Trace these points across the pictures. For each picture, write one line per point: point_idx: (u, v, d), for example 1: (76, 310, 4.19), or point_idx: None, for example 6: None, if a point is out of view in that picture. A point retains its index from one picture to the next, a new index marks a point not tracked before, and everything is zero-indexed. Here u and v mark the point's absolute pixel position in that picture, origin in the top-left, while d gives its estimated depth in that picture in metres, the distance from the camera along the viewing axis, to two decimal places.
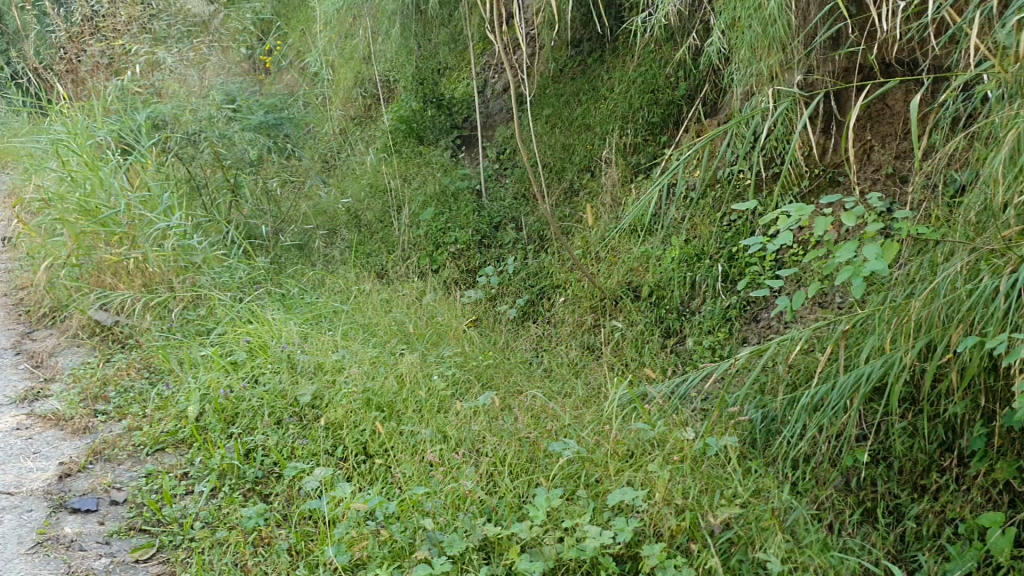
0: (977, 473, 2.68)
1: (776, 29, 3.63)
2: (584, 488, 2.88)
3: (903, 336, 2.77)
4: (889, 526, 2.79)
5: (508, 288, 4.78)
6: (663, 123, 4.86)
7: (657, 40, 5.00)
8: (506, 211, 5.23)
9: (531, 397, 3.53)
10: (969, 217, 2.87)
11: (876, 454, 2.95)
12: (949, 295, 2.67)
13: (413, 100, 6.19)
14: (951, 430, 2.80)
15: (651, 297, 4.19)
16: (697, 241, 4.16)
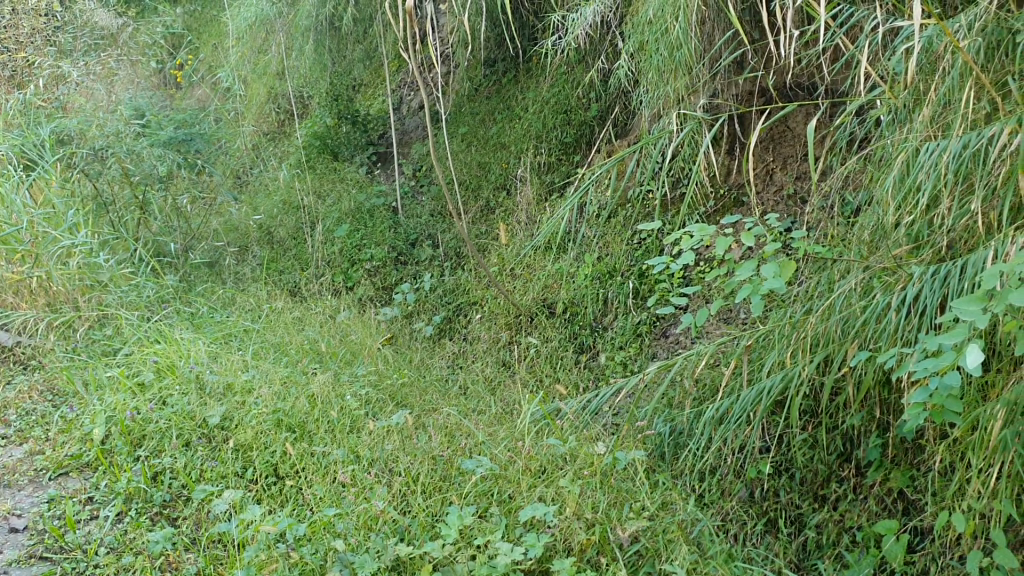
0: (873, 482, 2.80)
1: (682, 53, 3.76)
2: (497, 505, 2.91)
3: (802, 351, 2.88)
4: (791, 535, 2.89)
5: (424, 305, 4.78)
6: (576, 143, 4.95)
7: (569, 61, 5.09)
8: (422, 228, 5.25)
9: (445, 415, 3.54)
10: (861, 236, 3.01)
11: (778, 465, 3.04)
12: (845, 312, 2.79)
13: (327, 116, 6.17)
14: (848, 442, 2.91)
15: (565, 314, 4.25)
16: (608, 259, 4.24)
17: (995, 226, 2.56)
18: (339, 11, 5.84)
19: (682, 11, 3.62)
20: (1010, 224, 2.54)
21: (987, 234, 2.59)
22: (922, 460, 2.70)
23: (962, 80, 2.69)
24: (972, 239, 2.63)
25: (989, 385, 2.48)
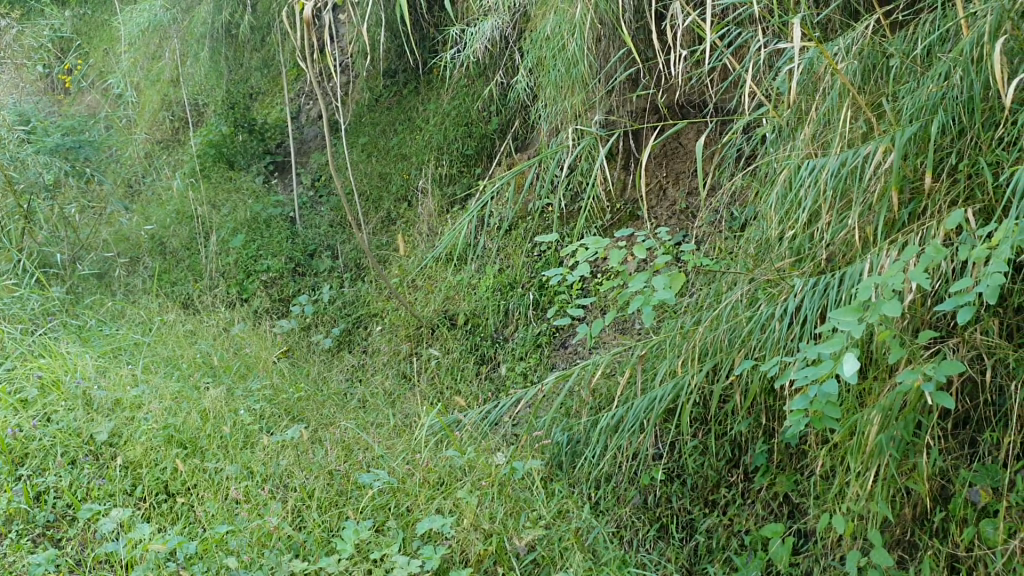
0: (760, 487, 2.90)
1: (578, 69, 3.86)
2: (394, 519, 2.91)
3: (693, 360, 2.97)
4: (683, 540, 2.97)
5: (323, 317, 4.70)
6: (477, 155, 4.98)
7: (469, 75, 5.11)
8: (321, 238, 5.20)
9: (342, 429, 3.51)
10: (748, 249, 3.13)
11: (670, 471, 3.11)
12: (732, 322, 2.90)
13: (224, 124, 6.07)
14: (736, 448, 3.01)
15: (466, 325, 4.25)
16: (509, 271, 4.29)
17: (870, 240, 2.72)
18: (235, 18, 5.82)
19: (578, 29, 3.74)
20: (883, 238, 2.69)
21: (863, 248, 2.74)
22: (805, 465, 2.81)
23: (841, 100, 2.85)
24: (850, 252, 2.78)
25: (866, 392, 2.61)
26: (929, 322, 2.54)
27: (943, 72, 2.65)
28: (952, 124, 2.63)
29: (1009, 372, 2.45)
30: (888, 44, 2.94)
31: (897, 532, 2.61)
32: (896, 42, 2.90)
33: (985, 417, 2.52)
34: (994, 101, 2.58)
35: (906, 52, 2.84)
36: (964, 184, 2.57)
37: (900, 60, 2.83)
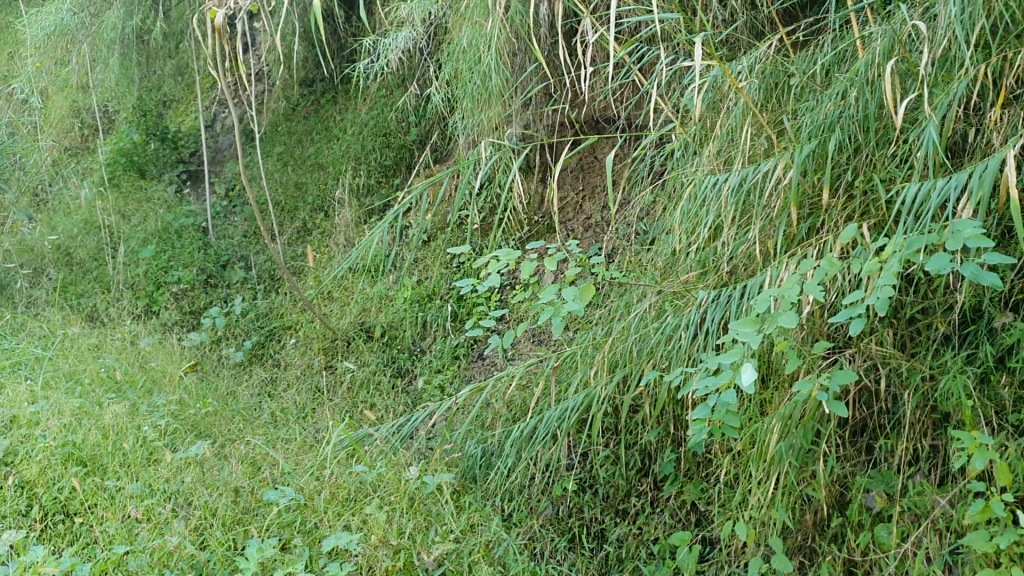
0: (669, 496, 2.94)
1: (494, 83, 3.89)
2: (300, 536, 2.88)
3: (603, 372, 3.01)
4: (593, 550, 2.97)
5: (235, 329, 4.62)
6: (396, 165, 4.95)
7: (388, 85, 5.11)
8: (235, 249, 5.13)
9: (249, 445, 3.45)
10: (657, 262, 3.20)
11: (582, 481, 3.13)
12: (641, 333, 2.95)
13: (135, 133, 5.99)
14: (646, 457, 3.06)
15: (383, 337, 4.19)
16: (428, 282, 4.26)
17: (771, 254, 2.80)
18: (147, 24, 5.55)
19: (494, 43, 3.77)
20: (784, 252, 2.77)
21: (764, 261, 2.82)
22: (711, 473, 2.87)
23: (744, 118, 2.97)
24: (752, 266, 2.85)
25: (767, 402, 2.69)
26: (827, 333, 2.62)
27: (840, 91, 2.76)
28: (849, 141, 2.73)
29: (902, 381, 2.55)
30: (789, 63, 3.04)
31: (799, 539, 2.63)
32: (797, 62, 3.00)
33: (880, 425, 2.60)
34: (887, 120, 2.69)
35: (806, 71, 2.94)
36: (860, 200, 2.67)
37: (801, 79, 2.94)
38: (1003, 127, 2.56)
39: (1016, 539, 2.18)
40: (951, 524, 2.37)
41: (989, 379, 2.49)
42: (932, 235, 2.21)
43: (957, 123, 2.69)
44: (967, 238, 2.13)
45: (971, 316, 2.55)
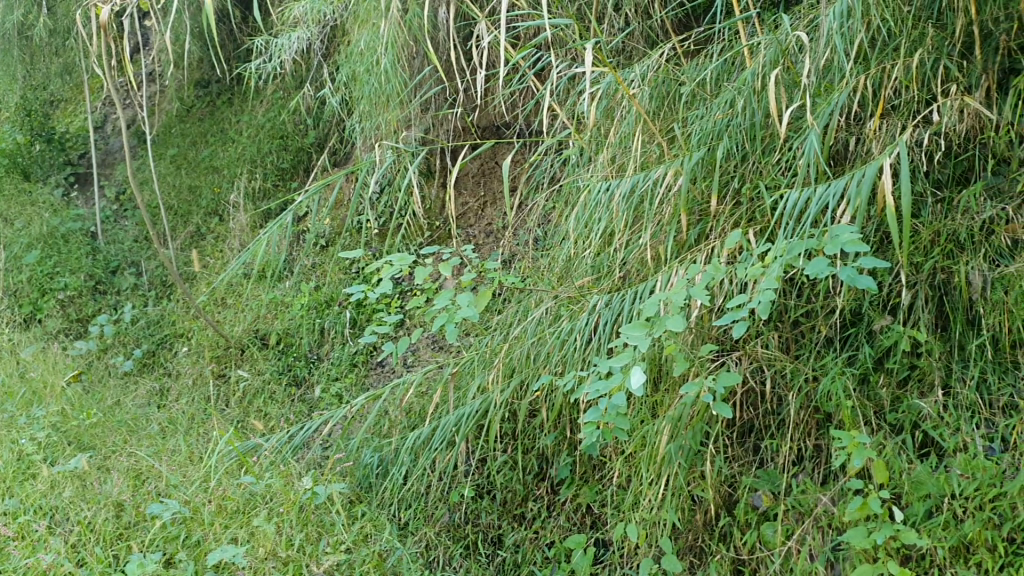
0: (565, 499, 2.94)
1: (392, 86, 3.85)
2: (185, 551, 2.82)
3: (499, 378, 3.01)
4: (489, 556, 2.95)
5: (124, 338, 4.47)
6: (293, 169, 4.87)
7: (285, 87, 5.02)
8: (125, 254, 4.96)
9: (134, 457, 3.34)
10: (554, 268, 3.22)
11: (480, 487, 3.11)
12: (537, 338, 2.96)
13: (18, 133, 5.75)
14: (543, 462, 3.05)
15: (279, 345, 4.10)
16: (326, 288, 4.17)
17: (662, 259, 2.84)
18: (29, 20, 5.38)
19: (390, 46, 3.74)
20: (674, 258, 2.83)
21: (656, 266, 2.87)
22: (605, 475, 2.89)
23: (636, 126, 3.02)
24: (644, 271, 2.89)
25: (658, 404, 2.76)
26: (715, 336, 2.71)
27: (728, 100, 2.82)
28: (736, 149, 2.80)
29: (787, 382, 2.64)
30: (681, 72, 3.09)
31: (689, 539, 2.67)
32: (688, 71, 3.05)
33: (766, 426, 2.68)
34: (773, 128, 2.77)
35: (696, 80, 3.00)
36: (747, 207, 2.74)
37: (691, 88, 2.99)
38: (882, 136, 2.66)
39: (892, 533, 2.29)
40: (832, 521, 2.43)
41: (867, 380, 2.59)
42: (811, 241, 2.28)
43: (838, 131, 2.78)
44: (844, 243, 2.19)
45: (850, 320, 2.65)
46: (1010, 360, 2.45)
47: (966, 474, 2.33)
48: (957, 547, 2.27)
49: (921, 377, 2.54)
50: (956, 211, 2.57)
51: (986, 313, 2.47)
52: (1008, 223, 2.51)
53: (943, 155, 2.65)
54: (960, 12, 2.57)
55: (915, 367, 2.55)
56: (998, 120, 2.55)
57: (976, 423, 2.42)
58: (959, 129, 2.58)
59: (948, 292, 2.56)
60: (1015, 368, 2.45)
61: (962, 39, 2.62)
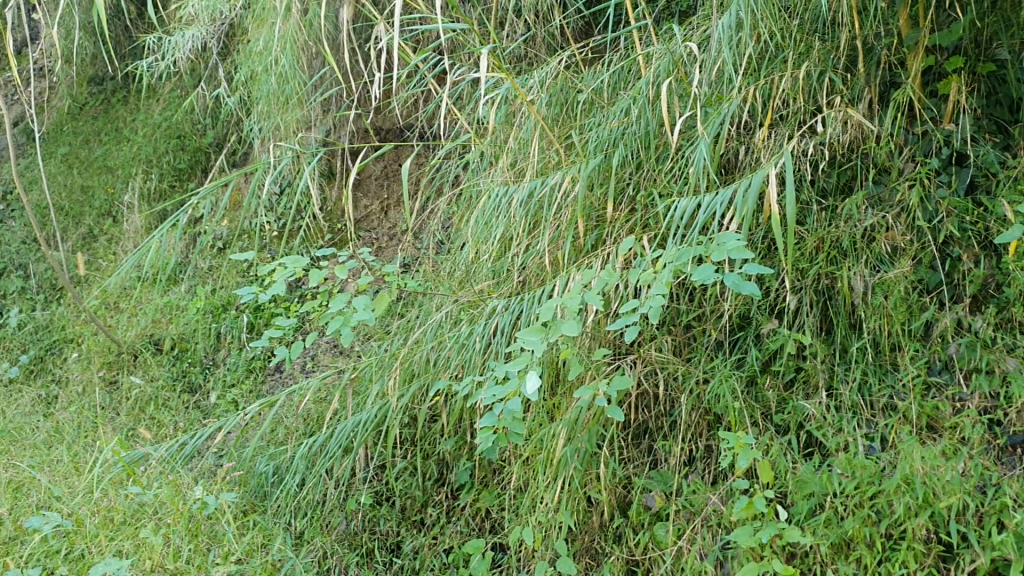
0: (464, 504, 2.94)
1: (291, 87, 3.79)
2: (66, 565, 2.81)
3: (398, 383, 2.98)
4: (387, 564, 2.93)
5: (9, 343, 4.30)
6: (191, 169, 4.74)
7: (183, 85, 4.92)
8: (12, 256, 4.76)
9: (13, 469, 3.31)
10: (455, 272, 3.21)
11: (379, 494, 3.06)
12: (436, 342, 2.96)
13: None
14: (443, 467, 3.03)
15: (173, 350, 4.00)
16: (222, 292, 4.09)
17: (560, 264, 2.87)
18: None
19: (289, 45, 3.69)
20: (572, 263, 2.86)
21: (554, 271, 2.89)
22: (503, 480, 2.90)
23: (534, 132, 3.06)
24: (542, 276, 2.92)
25: (555, 408, 2.79)
26: (611, 340, 2.76)
27: (624, 108, 2.89)
28: (632, 156, 2.86)
29: (679, 385, 2.71)
30: (579, 80, 3.13)
31: (585, 540, 2.69)
32: (586, 79, 3.10)
33: (660, 428, 2.73)
34: (666, 138, 2.83)
35: (594, 87, 3.04)
36: (642, 214, 2.80)
37: (589, 95, 3.04)
38: (770, 145, 2.74)
39: (777, 531, 2.36)
40: (722, 520, 2.50)
41: (755, 382, 2.67)
42: (700, 247, 2.33)
43: (729, 141, 2.85)
44: (731, 250, 2.24)
45: (739, 324, 2.73)
46: (889, 362, 2.56)
47: (847, 473, 2.42)
48: (839, 543, 2.34)
49: (806, 380, 2.62)
50: (840, 219, 2.67)
51: (867, 318, 2.58)
52: (888, 231, 2.61)
53: (828, 164, 2.74)
54: (844, 27, 2.67)
55: (801, 369, 2.64)
56: (878, 132, 2.66)
57: (858, 423, 2.52)
58: (843, 139, 2.67)
59: (832, 296, 2.65)
60: (894, 369, 2.55)
61: (846, 53, 2.73)
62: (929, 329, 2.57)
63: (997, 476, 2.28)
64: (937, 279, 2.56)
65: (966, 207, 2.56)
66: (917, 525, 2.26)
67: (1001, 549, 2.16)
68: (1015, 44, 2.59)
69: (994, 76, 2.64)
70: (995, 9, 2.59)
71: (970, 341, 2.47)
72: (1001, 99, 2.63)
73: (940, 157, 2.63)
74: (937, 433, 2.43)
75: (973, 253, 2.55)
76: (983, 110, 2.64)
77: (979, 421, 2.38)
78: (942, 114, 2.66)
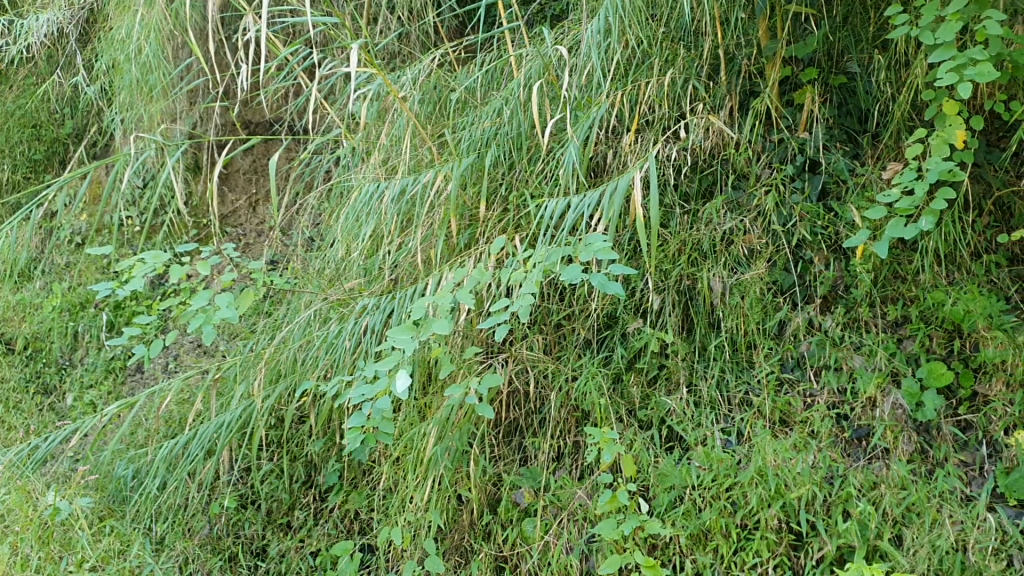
0: (333, 506, 2.91)
1: (156, 77, 3.67)
2: None
3: (266, 383, 2.92)
4: (251, 568, 2.87)
5: None
6: (47, 161, 4.51)
7: (37, 71, 4.57)
8: None
9: None
10: (324, 270, 3.17)
11: (244, 497, 3.00)
12: (304, 341, 2.91)
13: None
14: (311, 469, 2.99)
15: (26, 350, 3.81)
16: (80, 289, 3.91)
17: (432, 262, 2.88)
18: None
19: (153, 34, 3.57)
20: (443, 261, 2.87)
21: (426, 270, 2.90)
22: (372, 480, 2.88)
23: (407, 130, 3.06)
24: (415, 274, 2.91)
25: (426, 407, 2.80)
26: (482, 339, 2.78)
27: (496, 109, 2.92)
28: (504, 157, 2.89)
29: (548, 382, 2.75)
30: (452, 78, 3.15)
31: (455, 539, 2.70)
32: (459, 78, 3.11)
33: (529, 425, 2.77)
34: (537, 139, 2.88)
35: (466, 86, 3.07)
36: (514, 213, 2.83)
37: (461, 95, 3.06)
38: (636, 150, 2.82)
39: (638, 524, 2.42)
40: (587, 514, 2.55)
41: (621, 379, 2.74)
42: (568, 247, 2.36)
43: (598, 144, 2.91)
44: (597, 250, 2.29)
45: (606, 323, 2.80)
46: (745, 359, 2.67)
47: (704, 466, 2.51)
48: (697, 534, 2.42)
49: (669, 376, 2.71)
50: (701, 222, 2.77)
51: (726, 317, 2.68)
52: (745, 234, 2.73)
53: (691, 169, 2.83)
54: (708, 36, 2.77)
55: (663, 366, 2.72)
56: (738, 138, 2.77)
57: (716, 418, 2.61)
58: (704, 145, 2.80)
59: (693, 297, 2.74)
60: (750, 366, 2.66)
61: (709, 61, 2.83)
62: (783, 328, 2.69)
63: (844, 467, 2.43)
64: (790, 280, 2.69)
65: (818, 213, 2.69)
66: (769, 515, 2.37)
67: (846, 537, 2.31)
68: (864, 58, 2.75)
69: (845, 88, 2.79)
70: (846, 24, 2.75)
71: (820, 339, 2.61)
72: (851, 110, 2.79)
73: (794, 163, 2.76)
74: (789, 426, 2.54)
75: (823, 256, 2.69)
76: (835, 121, 2.78)
77: (828, 415, 2.51)
78: (797, 123, 2.79)
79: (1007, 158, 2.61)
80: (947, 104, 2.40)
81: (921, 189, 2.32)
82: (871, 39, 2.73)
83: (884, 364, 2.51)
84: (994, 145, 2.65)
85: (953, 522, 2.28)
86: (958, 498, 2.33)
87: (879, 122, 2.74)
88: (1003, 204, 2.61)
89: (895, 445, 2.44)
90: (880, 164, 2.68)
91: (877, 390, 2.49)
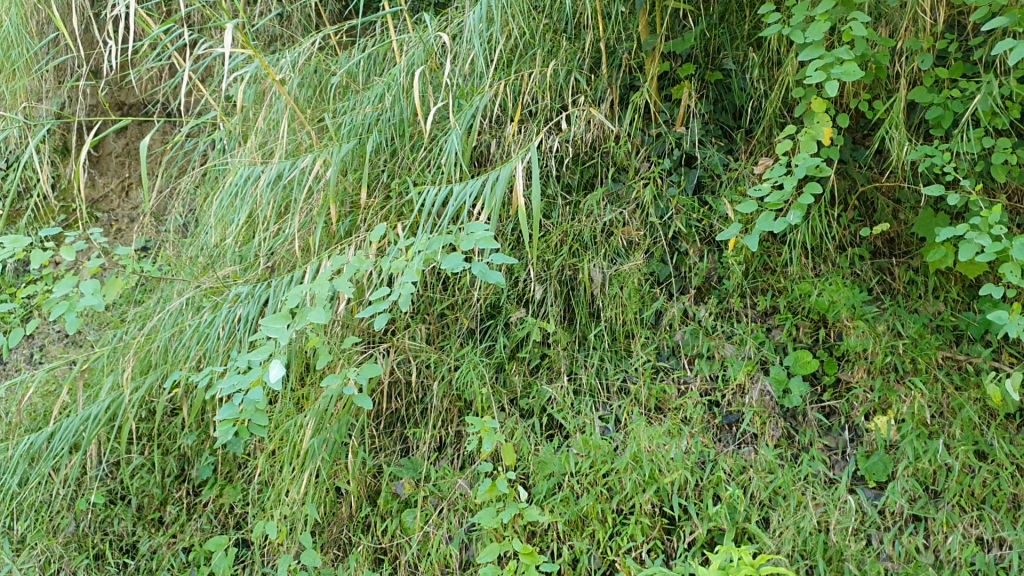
0: (207, 500, 2.82)
1: (18, 52, 3.51)
2: None
3: (135, 374, 2.82)
4: (119, 566, 2.76)
5: None
6: None
7: None
8: None
9: None
10: (198, 258, 3.09)
11: (112, 493, 2.88)
12: (176, 330, 2.82)
13: None
14: (184, 462, 2.90)
15: None
16: None
17: (311, 249, 2.82)
18: None
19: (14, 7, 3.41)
20: (322, 249, 2.82)
21: (304, 257, 2.84)
22: (248, 473, 2.82)
23: (286, 114, 3.00)
24: (293, 262, 2.85)
25: (304, 398, 2.75)
26: (362, 329, 2.74)
27: (378, 94, 2.89)
28: (386, 144, 2.87)
29: (430, 372, 2.75)
30: (334, 62, 3.11)
31: (334, 532, 2.66)
32: (340, 62, 3.07)
33: (410, 415, 2.76)
34: (420, 127, 2.86)
35: (347, 70, 3.03)
36: (396, 201, 2.80)
37: (342, 79, 3.02)
38: (519, 140, 2.83)
39: (517, 511, 2.44)
40: (467, 503, 2.55)
41: (502, 368, 2.76)
42: (449, 236, 2.33)
43: (481, 133, 2.91)
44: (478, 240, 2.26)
45: (488, 312, 2.81)
46: (623, 348, 2.71)
47: (582, 453, 2.53)
48: (574, 520, 2.45)
49: (550, 365, 2.73)
50: (582, 213, 2.80)
51: (605, 306, 2.72)
52: (624, 227, 2.78)
53: (572, 160, 2.86)
54: (590, 29, 2.81)
55: (545, 356, 2.75)
56: (618, 132, 2.82)
57: (594, 405, 2.64)
58: (586, 138, 2.83)
59: (575, 287, 2.77)
60: (628, 355, 2.71)
61: (591, 54, 2.87)
62: (659, 318, 2.74)
63: (714, 452, 2.49)
64: (666, 271, 2.75)
65: (693, 206, 2.77)
66: (643, 500, 2.42)
67: (716, 520, 2.38)
68: (738, 56, 2.83)
69: (721, 84, 2.87)
70: (722, 22, 2.83)
71: (694, 328, 2.67)
72: (726, 106, 2.86)
73: (672, 157, 2.82)
74: (663, 413, 2.60)
75: (698, 249, 2.76)
76: (710, 116, 2.86)
77: (700, 402, 2.58)
78: (674, 118, 2.86)
79: (871, 155, 2.73)
80: (815, 101, 2.48)
81: (790, 183, 2.39)
82: (746, 37, 2.82)
83: (753, 353, 2.60)
84: (860, 142, 2.77)
85: (816, 504, 2.37)
86: (821, 481, 2.42)
87: (752, 119, 2.84)
88: (866, 200, 2.73)
89: (763, 430, 2.52)
90: (753, 159, 2.77)
91: (746, 377, 2.58)
